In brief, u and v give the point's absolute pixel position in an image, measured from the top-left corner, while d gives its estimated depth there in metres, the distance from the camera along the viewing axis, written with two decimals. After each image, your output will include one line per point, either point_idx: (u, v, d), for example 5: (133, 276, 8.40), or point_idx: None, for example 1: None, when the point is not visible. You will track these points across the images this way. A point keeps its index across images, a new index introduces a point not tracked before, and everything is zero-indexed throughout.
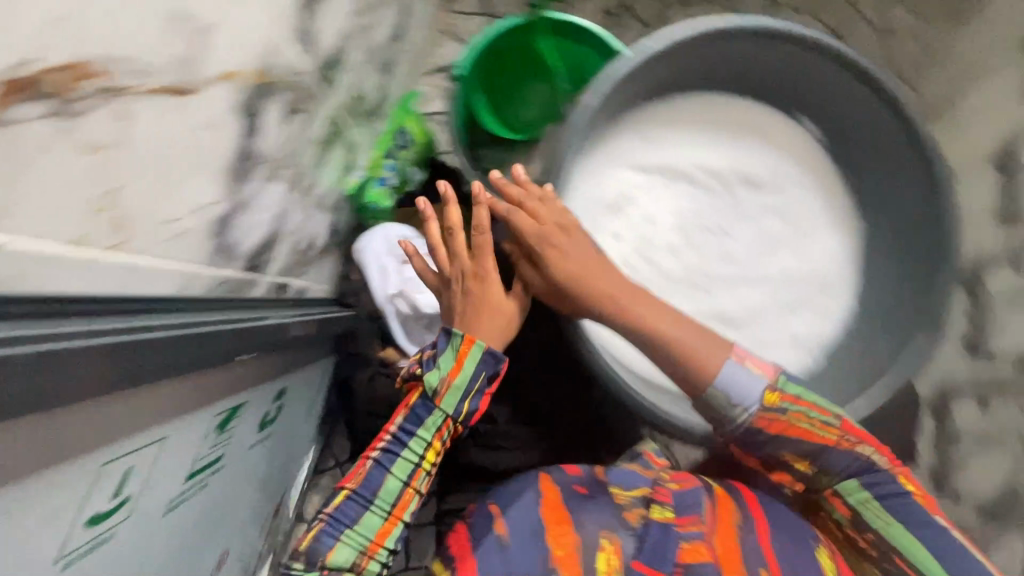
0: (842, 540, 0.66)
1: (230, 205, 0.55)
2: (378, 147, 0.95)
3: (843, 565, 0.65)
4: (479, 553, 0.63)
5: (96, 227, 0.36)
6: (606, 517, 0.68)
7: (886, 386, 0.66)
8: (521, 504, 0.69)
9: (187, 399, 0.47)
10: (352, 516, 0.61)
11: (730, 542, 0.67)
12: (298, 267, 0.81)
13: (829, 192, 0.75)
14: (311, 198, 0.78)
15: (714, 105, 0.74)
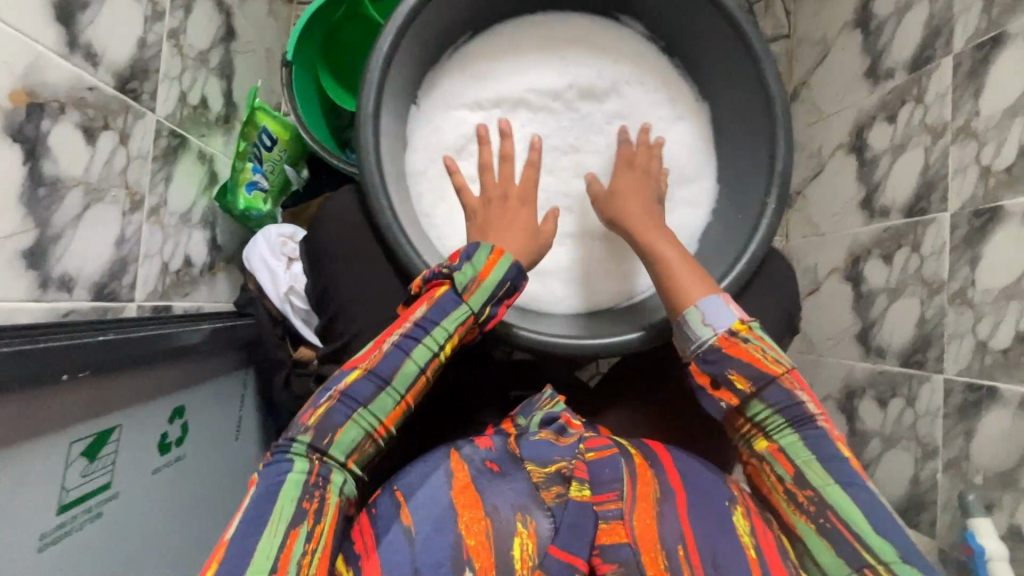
0: (749, 338, 0.59)
1: (41, 234, 0.54)
2: (243, 140, 0.91)
3: (752, 343, 0.58)
4: (383, 550, 0.54)
5: None
6: (522, 493, 0.58)
7: (749, 256, 0.66)
8: (430, 486, 0.59)
9: (25, 425, 0.48)
10: (361, 398, 0.56)
11: (648, 520, 0.57)
12: (177, 289, 0.80)
13: (667, 85, 0.75)
14: (167, 217, 0.77)
15: (536, 27, 0.74)
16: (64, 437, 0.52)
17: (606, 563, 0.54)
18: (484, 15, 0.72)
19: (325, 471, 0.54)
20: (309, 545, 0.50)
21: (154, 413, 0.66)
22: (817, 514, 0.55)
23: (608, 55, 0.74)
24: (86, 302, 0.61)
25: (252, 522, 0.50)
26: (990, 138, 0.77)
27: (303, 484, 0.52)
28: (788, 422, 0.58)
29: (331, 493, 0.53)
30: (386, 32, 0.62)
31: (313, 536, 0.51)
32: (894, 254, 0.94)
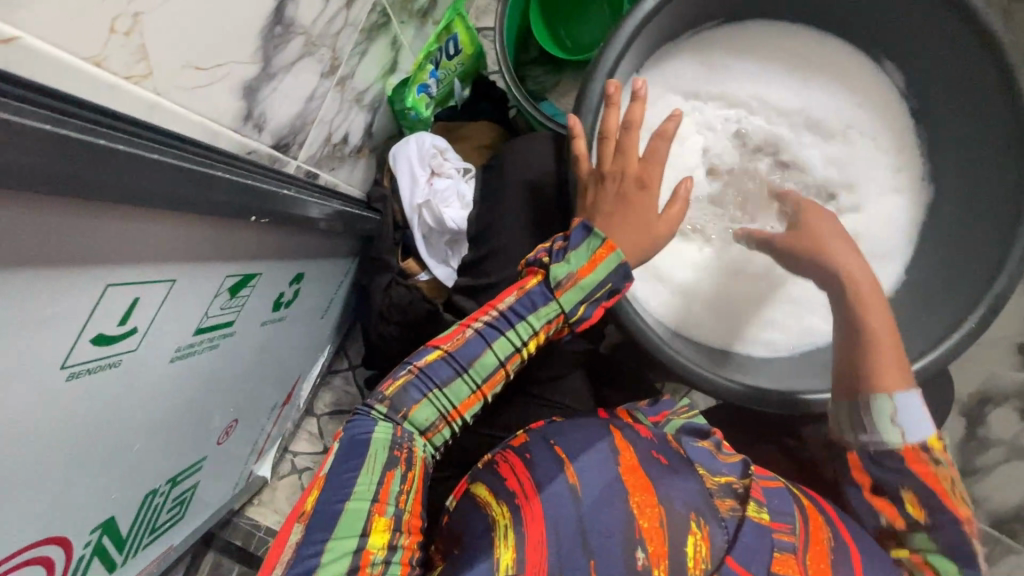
0: (941, 461, 0.56)
1: (261, 70, 0.54)
2: (433, 42, 0.89)
3: (941, 468, 0.56)
4: (548, 500, 0.57)
5: (117, 51, 0.37)
6: (694, 495, 0.57)
7: (919, 364, 0.61)
8: (592, 455, 0.61)
9: (198, 247, 0.49)
10: (439, 378, 0.59)
11: (821, 563, 0.53)
12: (329, 161, 0.80)
13: (899, 152, 0.68)
14: (348, 89, 0.76)
15: (789, 39, 0.67)
16: (218, 271, 0.53)
17: None
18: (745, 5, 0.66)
19: (409, 432, 0.58)
20: (403, 486, 0.56)
21: (281, 273, 0.68)
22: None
23: (851, 97, 0.68)
24: (264, 146, 0.61)
25: (344, 462, 0.55)
26: None
27: (393, 439, 0.57)
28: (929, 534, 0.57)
29: (416, 452, 0.58)
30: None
31: (406, 479, 0.57)
32: None
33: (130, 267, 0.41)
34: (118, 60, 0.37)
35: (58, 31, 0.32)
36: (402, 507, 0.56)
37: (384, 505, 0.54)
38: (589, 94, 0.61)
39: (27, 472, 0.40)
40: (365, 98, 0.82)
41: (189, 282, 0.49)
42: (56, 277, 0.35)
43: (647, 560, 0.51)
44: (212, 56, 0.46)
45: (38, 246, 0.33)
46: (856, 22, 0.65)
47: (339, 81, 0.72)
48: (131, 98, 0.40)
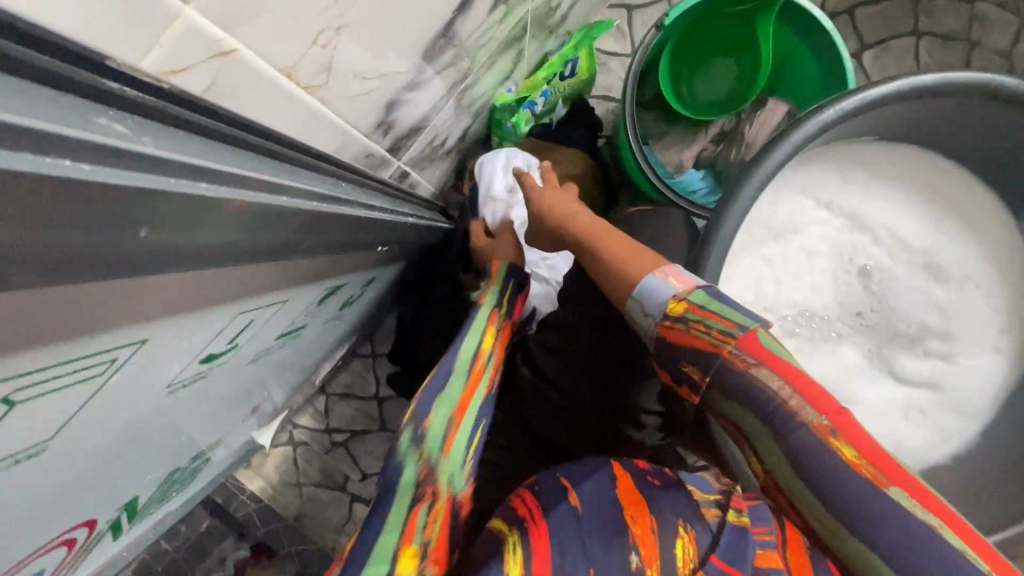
0: (689, 317, 0.43)
1: (410, 80, 0.49)
2: (547, 66, 0.87)
3: (694, 326, 0.42)
4: (552, 518, 0.52)
5: (309, 65, 0.33)
6: (680, 504, 0.54)
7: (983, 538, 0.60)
8: (597, 480, 0.56)
9: (317, 272, 0.44)
10: (421, 411, 0.49)
11: (803, 560, 0.48)
12: (424, 163, 0.76)
13: (1013, 318, 0.66)
14: (465, 97, 0.71)
15: (930, 173, 0.66)
16: (320, 286, 0.49)
17: None
18: (902, 131, 0.63)
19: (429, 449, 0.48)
20: (429, 520, 0.44)
21: (363, 278, 0.64)
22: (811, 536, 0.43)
23: (980, 248, 0.66)
24: (383, 150, 0.57)
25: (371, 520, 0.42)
26: None
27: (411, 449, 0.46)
28: (766, 431, 0.41)
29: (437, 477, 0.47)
30: (835, 102, 0.55)
31: (432, 513, 0.45)
32: None
33: (261, 299, 0.37)
34: (305, 75, 0.33)
35: (267, 46, 0.28)
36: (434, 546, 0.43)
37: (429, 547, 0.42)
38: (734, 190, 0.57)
39: (85, 480, 0.36)
40: (473, 105, 0.77)
41: (294, 301, 0.45)
42: (197, 318, 0.31)
43: (640, 563, 0.48)
44: (377, 68, 0.41)
45: (193, 298, 0.29)
46: (1013, 175, 0.62)
47: (460, 90, 0.67)
48: (303, 116, 0.36)
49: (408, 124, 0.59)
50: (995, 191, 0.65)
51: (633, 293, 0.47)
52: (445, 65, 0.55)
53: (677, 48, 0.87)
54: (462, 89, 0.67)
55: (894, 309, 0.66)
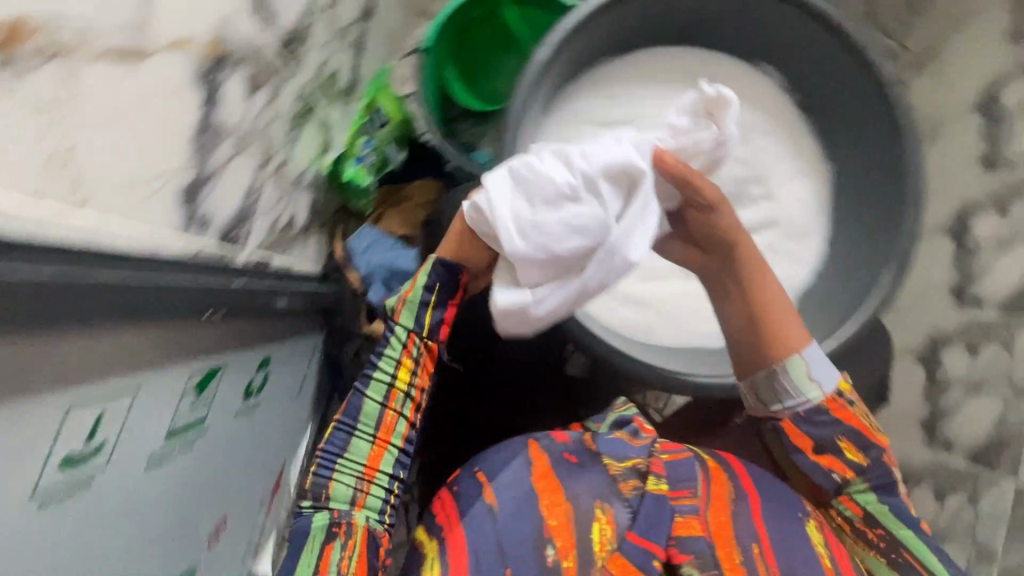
0: (853, 401, 0.69)
1: (197, 175, 0.57)
2: (359, 117, 0.96)
3: (856, 407, 0.69)
4: (469, 522, 0.60)
5: (59, 185, 0.38)
6: (600, 484, 0.62)
7: (856, 320, 0.67)
8: (512, 470, 0.64)
9: (152, 353, 0.51)
10: (341, 448, 0.70)
11: (720, 519, 0.61)
12: (278, 246, 0.83)
13: (799, 142, 0.75)
14: (285, 177, 0.79)
15: (677, 59, 0.76)
16: (181, 371, 0.55)
17: (683, 554, 0.58)
18: (631, 37, 0.74)
19: (343, 514, 0.68)
20: (343, 553, 0.65)
21: (245, 361, 0.70)
22: (882, 535, 0.69)
23: (742, 101, 0.76)
24: (212, 242, 0.63)
25: (291, 556, 0.66)
26: None
27: (324, 527, 0.67)
28: (877, 494, 0.70)
29: (354, 520, 0.67)
30: (546, 39, 0.65)
31: (346, 547, 0.66)
32: (981, 346, 0.93)
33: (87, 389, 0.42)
34: (59, 193, 0.38)
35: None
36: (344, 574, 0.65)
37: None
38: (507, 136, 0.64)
39: None
40: (302, 180, 0.85)
41: (151, 392, 0.50)
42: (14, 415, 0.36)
43: (556, 555, 0.55)
44: (144, 171, 0.48)
45: None
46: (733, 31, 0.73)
47: (274, 170, 0.75)
48: (81, 226, 0.41)
49: (226, 214, 0.66)
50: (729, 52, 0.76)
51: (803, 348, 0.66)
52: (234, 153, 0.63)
53: (456, 62, 0.98)
54: (275, 169, 0.76)
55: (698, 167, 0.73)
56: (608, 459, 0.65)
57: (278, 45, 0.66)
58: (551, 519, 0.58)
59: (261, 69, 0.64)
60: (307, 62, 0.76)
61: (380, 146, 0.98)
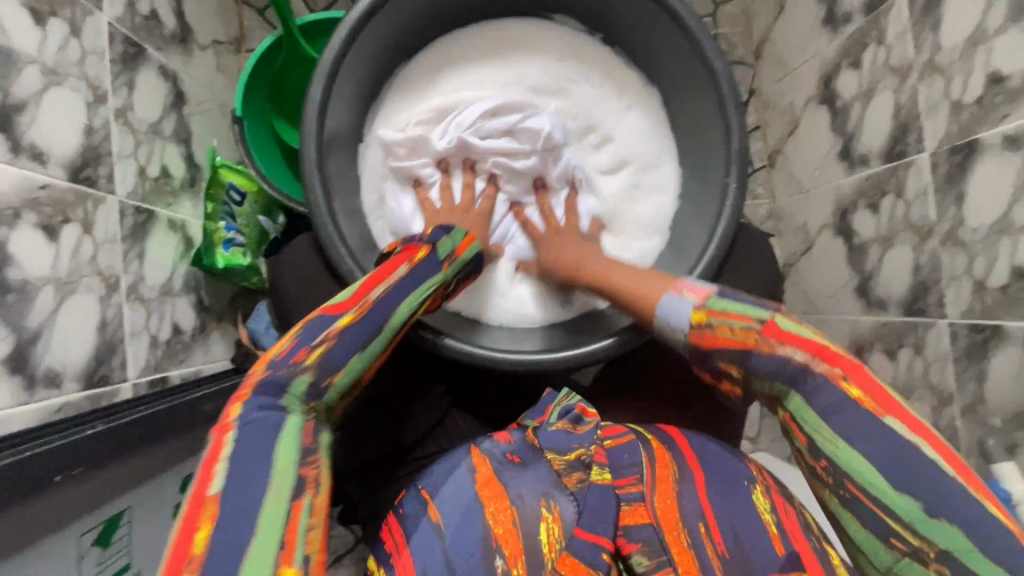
0: (714, 321, 0.58)
1: (18, 339, 0.55)
2: (212, 201, 0.90)
3: (719, 326, 0.57)
4: (417, 544, 0.57)
5: None
6: (544, 480, 0.62)
7: (721, 223, 0.69)
8: (455, 481, 0.62)
9: (32, 528, 0.50)
10: (348, 355, 0.53)
11: (667, 501, 0.60)
12: (170, 359, 0.81)
13: (611, 74, 0.79)
14: (147, 292, 0.78)
15: (464, 39, 0.78)
16: (73, 532, 0.54)
17: (631, 542, 0.57)
18: (410, 37, 0.75)
19: (317, 440, 0.48)
20: (313, 520, 0.44)
21: (163, 489, 0.68)
22: (836, 487, 0.50)
23: (551, 51, 0.78)
24: (79, 390, 0.63)
25: (244, 475, 0.43)
26: (955, 71, 0.75)
27: (297, 451, 0.46)
28: (787, 384, 0.53)
29: (325, 460, 0.48)
30: (314, 80, 0.65)
31: (316, 508, 0.44)
32: (879, 202, 0.92)
33: None
34: None
35: None
36: (311, 551, 0.42)
37: (292, 556, 0.40)
38: (314, 160, 0.65)
39: None
40: (172, 288, 0.84)
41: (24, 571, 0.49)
42: None
43: (505, 564, 0.54)
44: None
45: None
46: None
47: (130, 291, 0.74)
48: None
49: (87, 355, 0.65)
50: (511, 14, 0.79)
51: (652, 312, 0.62)
52: (63, 298, 0.62)
53: (285, 111, 0.96)
54: (130, 290, 0.74)
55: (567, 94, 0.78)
56: (552, 453, 0.66)
57: (67, 178, 0.64)
58: (497, 526, 0.57)
59: (58, 206, 0.62)
60: (121, 176, 0.74)
61: (245, 222, 0.94)
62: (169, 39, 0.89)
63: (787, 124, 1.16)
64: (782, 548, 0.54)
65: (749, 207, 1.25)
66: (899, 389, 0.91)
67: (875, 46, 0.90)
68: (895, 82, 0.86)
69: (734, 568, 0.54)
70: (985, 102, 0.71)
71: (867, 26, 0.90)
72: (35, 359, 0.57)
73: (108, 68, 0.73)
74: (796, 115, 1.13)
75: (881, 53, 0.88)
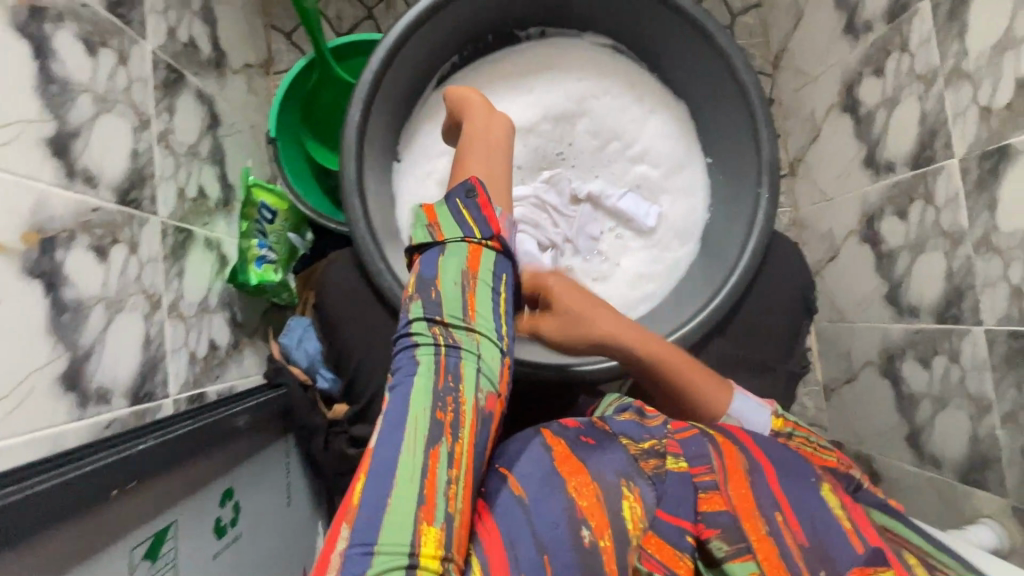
0: (792, 431, 0.63)
1: (72, 357, 0.57)
2: (245, 220, 0.93)
3: (799, 437, 0.62)
4: (499, 512, 0.51)
5: None
6: (621, 459, 0.55)
7: (757, 232, 0.69)
8: (529, 455, 0.55)
9: (86, 544, 0.52)
10: (434, 266, 0.59)
11: (742, 489, 0.52)
12: (207, 374, 0.83)
13: (637, 81, 0.79)
14: (186, 309, 0.80)
15: (486, 64, 0.79)
16: (122, 549, 0.55)
17: (709, 529, 0.50)
18: (441, 56, 0.76)
19: (452, 376, 0.53)
20: (451, 471, 0.49)
21: (204, 501, 0.69)
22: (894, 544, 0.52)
23: (574, 69, 0.79)
24: (127, 407, 0.65)
25: (390, 429, 0.51)
26: (983, 78, 0.75)
27: (433, 395, 0.52)
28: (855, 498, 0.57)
29: (463, 395, 0.53)
30: (353, 102, 0.68)
31: (455, 455, 0.50)
32: (908, 208, 0.91)
33: None
34: None
35: None
36: (453, 505, 0.48)
37: (434, 508, 0.47)
38: (351, 179, 0.67)
39: None
40: (211, 305, 0.86)
41: None
42: None
43: (593, 535, 0.48)
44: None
45: None
46: (541, 13, 0.76)
47: (172, 308, 0.76)
48: None
49: (134, 371, 0.67)
50: (541, 29, 0.79)
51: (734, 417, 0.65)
52: (115, 315, 0.64)
53: (316, 132, 0.99)
54: (171, 306, 0.76)
55: (596, 109, 0.79)
56: (626, 436, 0.58)
57: (117, 200, 0.67)
58: (579, 500, 0.50)
59: (109, 224, 0.65)
60: (164, 194, 0.77)
61: (278, 241, 0.96)
62: (205, 64, 0.92)
63: (808, 133, 1.16)
64: (864, 547, 0.48)
65: None
66: (935, 397, 0.89)
67: (898, 52, 0.90)
68: (920, 90, 0.86)
69: (815, 565, 0.48)
70: (1017, 107, 0.71)
71: (891, 32, 0.91)
72: (87, 376, 0.59)
73: (151, 94, 0.76)
74: (816, 123, 1.13)
75: (904, 60, 0.89)
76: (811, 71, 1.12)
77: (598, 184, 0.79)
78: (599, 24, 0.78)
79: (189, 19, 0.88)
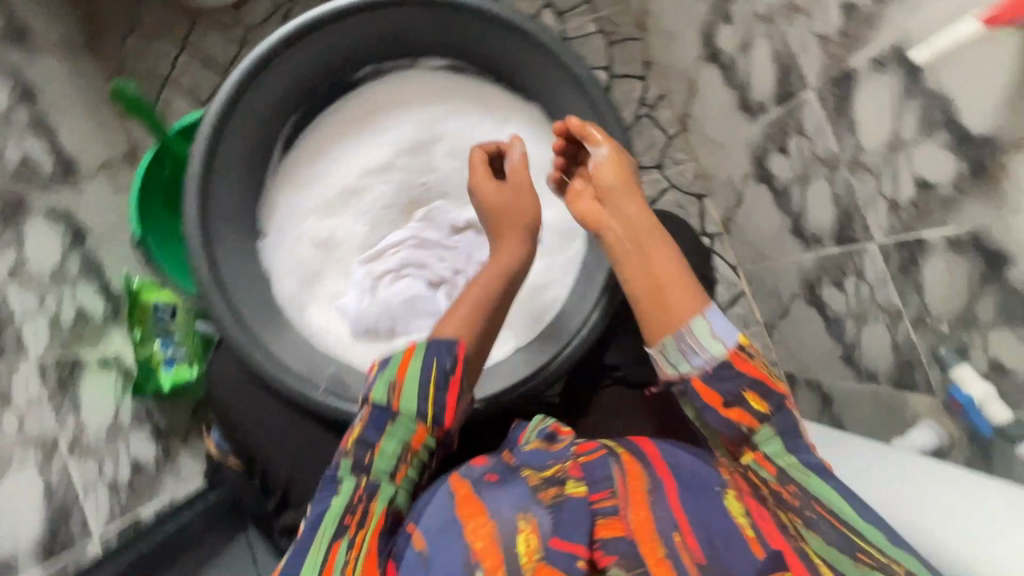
0: (755, 351, 0.59)
1: None
2: (141, 325, 0.89)
3: (758, 357, 0.58)
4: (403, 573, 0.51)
5: None
6: (521, 494, 0.54)
7: None
8: (434, 505, 0.55)
9: None
10: (379, 431, 0.57)
11: (642, 511, 0.52)
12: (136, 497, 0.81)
13: (480, 94, 0.80)
14: None
15: (326, 117, 0.79)
16: None
17: (607, 556, 0.49)
18: (275, 123, 0.74)
19: (365, 495, 0.56)
20: (349, 554, 0.53)
21: None
22: (803, 508, 0.52)
23: (414, 99, 0.80)
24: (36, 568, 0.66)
25: (301, 541, 0.54)
26: (813, 7, 0.76)
27: (343, 505, 0.55)
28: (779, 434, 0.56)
29: (375, 504, 0.56)
30: (186, 201, 0.66)
31: (354, 546, 0.53)
32: (787, 143, 0.93)
33: None
34: None
35: None
36: None
37: None
38: (210, 278, 0.66)
39: None
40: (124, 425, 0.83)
41: None
42: None
43: None
44: None
45: None
46: (365, 53, 0.75)
47: None
48: None
49: None
50: (371, 67, 0.78)
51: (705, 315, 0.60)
52: None
53: None
54: None
55: (447, 132, 0.79)
56: (530, 468, 0.58)
57: None
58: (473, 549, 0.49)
59: None
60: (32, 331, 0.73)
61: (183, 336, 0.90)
62: (52, 178, 0.87)
63: (687, 87, 1.17)
64: (761, 552, 0.47)
65: (677, 173, 1.26)
66: (856, 314, 0.92)
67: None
68: (765, 29, 0.88)
69: None
70: (848, 31, 0.72)
71: None
72: None
73: None
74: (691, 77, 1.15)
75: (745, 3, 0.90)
76: (673, 27, 1.13)
77: (473, 208, 0.78)
78: (427, 47, 0.77)
79: (18, 137, 0.83)
